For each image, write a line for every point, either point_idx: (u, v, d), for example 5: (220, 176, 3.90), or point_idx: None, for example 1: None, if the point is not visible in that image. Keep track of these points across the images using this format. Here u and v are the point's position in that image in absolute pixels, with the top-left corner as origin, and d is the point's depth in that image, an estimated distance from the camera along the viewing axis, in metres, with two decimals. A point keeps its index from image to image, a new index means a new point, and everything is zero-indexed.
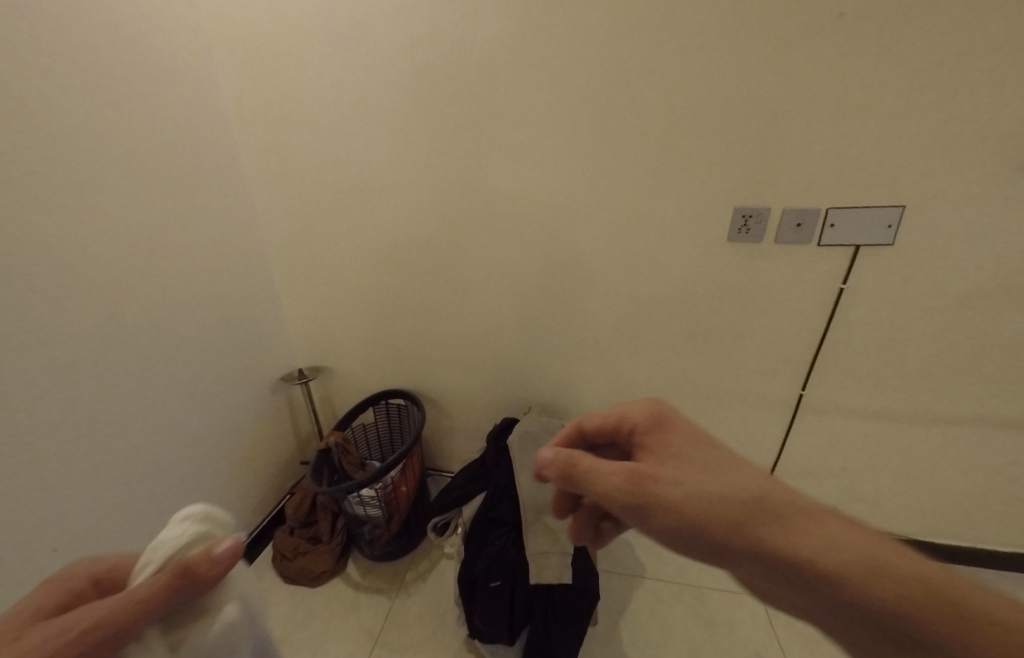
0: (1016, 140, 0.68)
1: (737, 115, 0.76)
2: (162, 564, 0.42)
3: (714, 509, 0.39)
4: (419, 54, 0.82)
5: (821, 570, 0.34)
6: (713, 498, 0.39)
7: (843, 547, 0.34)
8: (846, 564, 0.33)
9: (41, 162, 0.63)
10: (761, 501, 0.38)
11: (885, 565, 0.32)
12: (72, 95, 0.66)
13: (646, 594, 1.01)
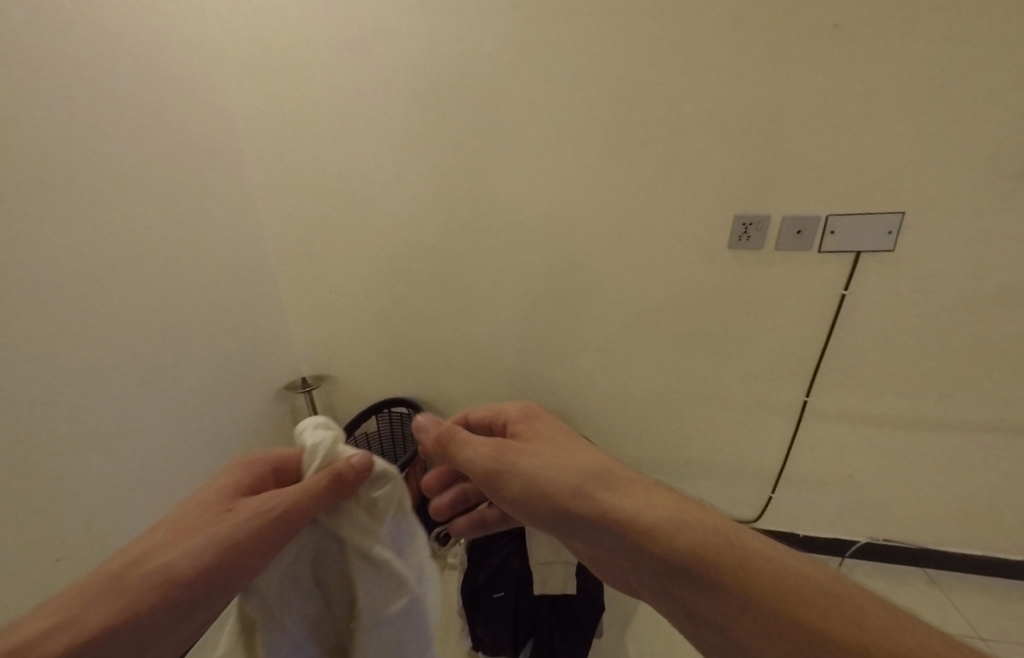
0: (1013, 146, 0.69)
1: (735, 124, 0.77)
2: (320, 466, 0.45)
3: (564, 477, 0.45)
4: (421, 70, 0.85)
5: (642, 531, 0.40)
6: (564, 469, 0.46)
7: (659, 511, 0.41)
8: (657, 524, 0.40)
9: (52, 175, 0.65)
10: (602, 471, 0.46)
11: (690, 525, 0.39)
12: (81, 109, 0.68)
13: None
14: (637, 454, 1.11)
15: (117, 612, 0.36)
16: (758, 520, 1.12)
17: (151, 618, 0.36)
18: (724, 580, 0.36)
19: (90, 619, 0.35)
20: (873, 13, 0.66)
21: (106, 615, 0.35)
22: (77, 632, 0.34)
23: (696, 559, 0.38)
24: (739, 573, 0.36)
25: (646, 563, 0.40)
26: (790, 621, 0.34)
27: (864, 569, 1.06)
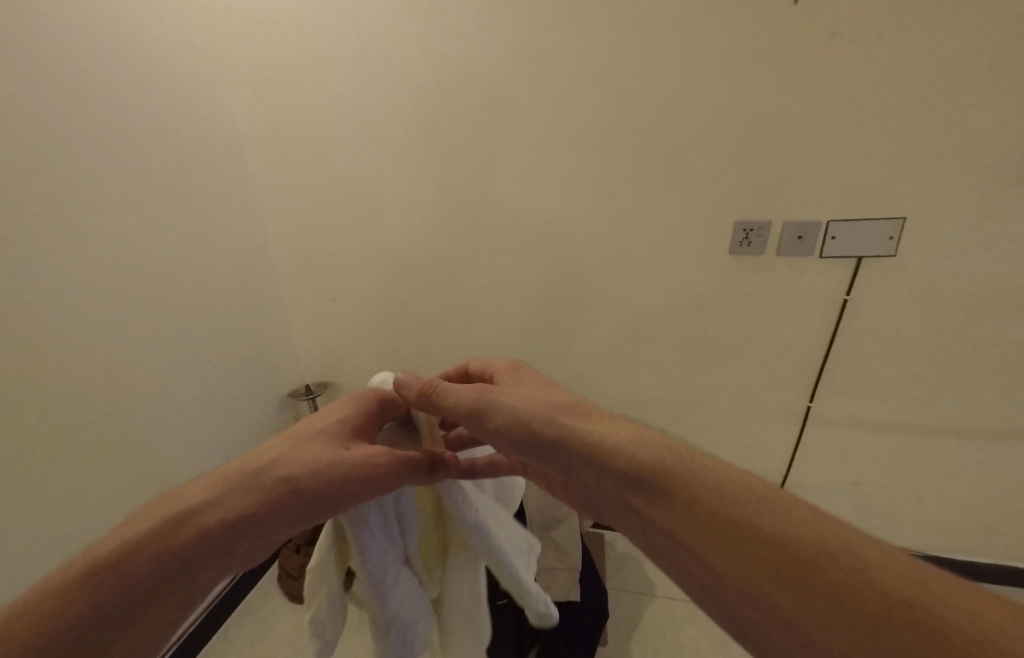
0: (1014, 151, 0.69)
1: (735, 132, 0.77)
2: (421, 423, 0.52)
3: (541, 411, 0.46)
4: (423, 82, 0.86)
5: (608, 452, 0.41)
6: (542, 404, 0.46)
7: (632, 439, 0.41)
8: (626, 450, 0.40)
9: (63, 191, 0.66)
10: (580, 407, 0.46)
11: (655, 448, 0.40)
12: (91, 124, 0.70)
13: (657, 612, 0.99)
14: None
15: (258, 501, 0.40)
16: None
17: (279, 512, 0.40)
18: (693, 502, 0.36)
19: (233, 507, 0.39)
20: (872, 21, 0.67)
21: (246, 503, 0.39)
22: (225, 514, 0.38)
23: (664, 483, 0.37)
24: (709, 496, 0.36)
25: (618, 489, 0.39)
26: (757, 544, 0.32)
27: None
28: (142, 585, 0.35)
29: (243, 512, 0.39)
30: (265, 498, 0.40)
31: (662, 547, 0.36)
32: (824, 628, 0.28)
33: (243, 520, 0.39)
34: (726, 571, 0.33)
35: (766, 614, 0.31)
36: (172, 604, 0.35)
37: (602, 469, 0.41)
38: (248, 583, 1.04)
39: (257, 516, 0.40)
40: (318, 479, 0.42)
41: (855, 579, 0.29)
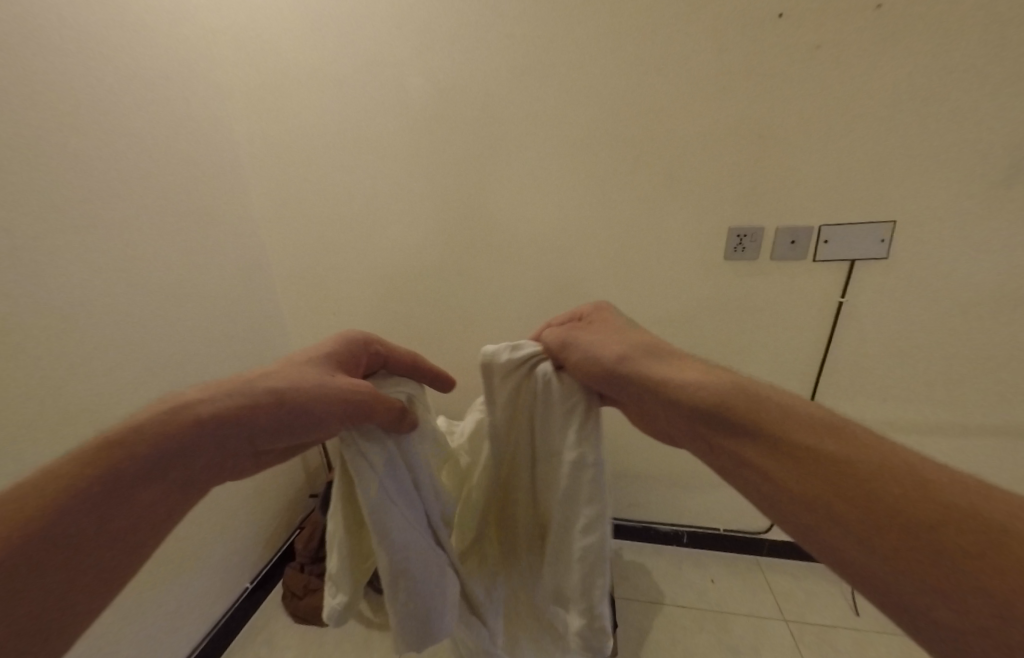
0: (996, 155, 0.71)
1: (726, 140, 0.79)
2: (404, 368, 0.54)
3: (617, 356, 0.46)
4: (418, 96, 0.87)
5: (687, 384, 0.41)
6: (620, 350, 0.46)
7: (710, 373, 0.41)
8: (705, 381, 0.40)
9: (62, 217, 0.67)
10: (656, 350, 0.46)
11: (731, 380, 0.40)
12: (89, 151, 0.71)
13: (667, 621, 0.98)
14: (644, 467, 1.11)
15: (250, 404, 0.39)
16: (770, 530, 1.10)
17: (267, 417, 0.39)
18: (769, 427, 0.36)
19: (223, 403, 0.38)
20: (854, 33, 0.69)
21: (237, 403, 0.38)
22: (216, 409, 0.37)
23: (736, 412, 0.38)
24: (781, 422, 0.36)
25: (693, 418, 0.39)
26: (822, 460, 0.33)
27: None
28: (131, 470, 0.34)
29: (233, 411, 0.38)
30: (253, 401, 0.39)
31: (733, 464, 0.37)
32: (887, 531, 0.30)
33: (234, 418, 0.38)
34: (799, 483, 0.33)
35: (832, 519, 0.32)
36: (157, 494, 0.35)
37: (676, 403, 0.40)
38: (249, 606, 1.02)
39: (249, 418, 0.38)
40: (309, 392, 0.41)
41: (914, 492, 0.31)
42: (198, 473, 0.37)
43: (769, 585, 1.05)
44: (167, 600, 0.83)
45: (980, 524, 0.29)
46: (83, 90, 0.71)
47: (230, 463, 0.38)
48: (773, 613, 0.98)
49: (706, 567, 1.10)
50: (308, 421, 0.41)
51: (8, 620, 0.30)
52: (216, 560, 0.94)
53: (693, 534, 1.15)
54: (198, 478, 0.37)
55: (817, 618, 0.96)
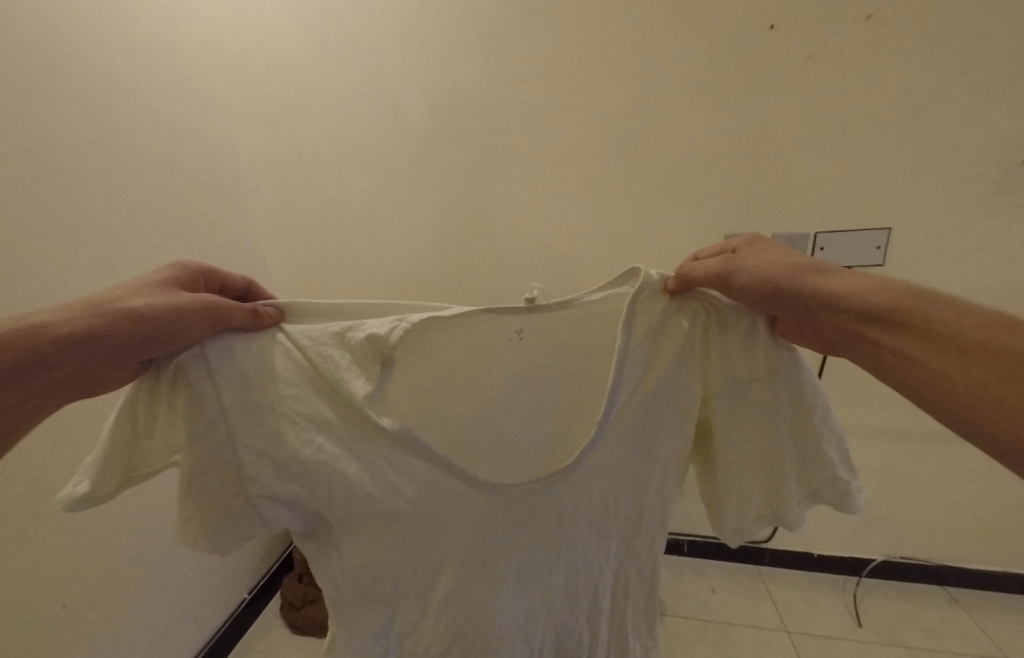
0: (989, 163, 0.71)
1: (721, 148, 0.80)
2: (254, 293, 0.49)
3: (771, 268, 0.42)
4: (418, 107, 0.88)
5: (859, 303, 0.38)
6: (773, 266, 0.42)
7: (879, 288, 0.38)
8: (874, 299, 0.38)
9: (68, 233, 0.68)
10: (811, 264, 0.42)
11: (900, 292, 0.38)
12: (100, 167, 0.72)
13: (667, 632, 0.96)
14: None
15: (88, 336, 0.37)
16: (771, 539, 1.09)
17: (123, 342, 0.38)
18: (948, 331, 0.34)
19: (64, 330, 0.36)
20: (847, 43, 0.70)
21: (80, 331, 0.36)
22: (70, 333, 0.36)
23: (908, 319, 0.36)
24: (969, 327, 0.34)
25: (860, 326, 0.38)
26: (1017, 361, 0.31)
27: (881, 588, 1.03)
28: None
29: (77, 339, 0.36)
30: (93, 333, 0.37)
31: (898, 371, 0.36)
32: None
33: (74, 349, 0.36)
34: (990, 384, 0.32)
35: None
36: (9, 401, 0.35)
37: (840, 314, 0.39)
38: (246, 616, 1.02)
39: (98, 344, 0.37)
40: (164, 319, 0.39)
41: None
42: (31, 399, 0.36)
43: (771, 596, 1.03)
44: (165, 610, 0.83)
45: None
46: (82, 105, 0.70)
47: (72, 390, 0.38)
48: (775, 625, 0.96)
49: (707, 577, 1.09)
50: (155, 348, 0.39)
51: None
52: (213, 570, 0.94)
53: (694, 543, 1.14)
54: (29, 406, 0.36)
55: (819, 629, 0.95)
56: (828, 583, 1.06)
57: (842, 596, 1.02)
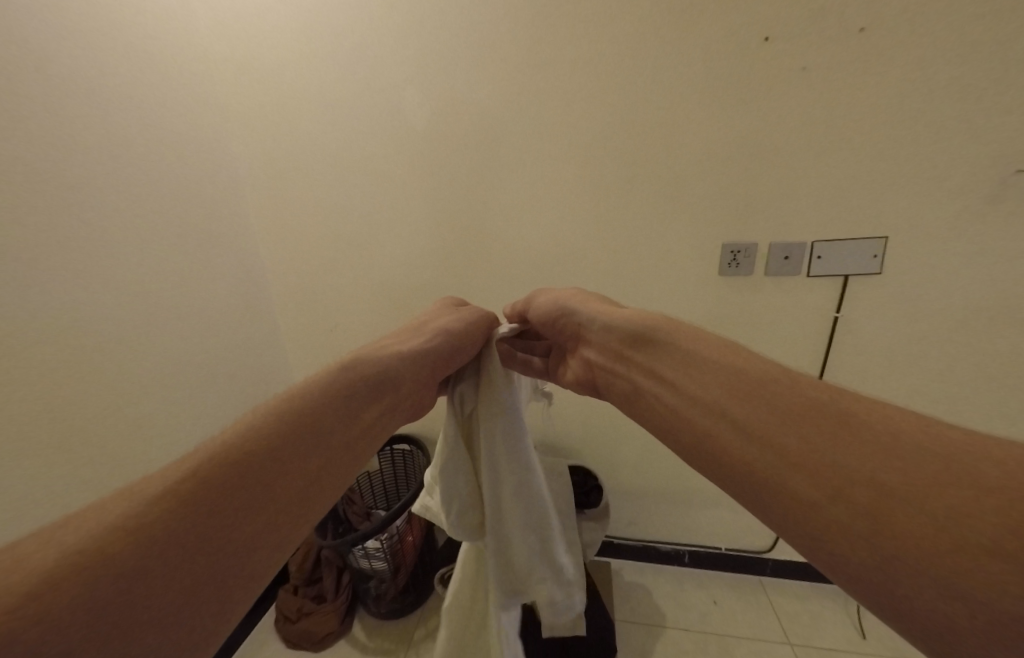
0: (985, 172, 0.72)
1: (719, 157, 0.80)
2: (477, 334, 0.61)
3: (558, 306, 0.54)
4: (418, 115, 0.89)
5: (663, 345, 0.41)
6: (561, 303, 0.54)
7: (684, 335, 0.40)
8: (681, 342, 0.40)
9: (62, 244, 0.68)
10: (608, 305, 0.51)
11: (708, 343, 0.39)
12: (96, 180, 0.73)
13: (668, 645, 0.95)
14: (644, 485, 1.10)
15: (408, 353, 0.46)
16: (773, 549, 1.08)
17: (432, 359, 0.48)
18: (693, 358, 0.38)
19: (395, 352, 0.45)
20: (839, 56, 0.71)
21: (408, 351, 0.46)
22: (398, 353, 0.45)
23: (659, 346, 0.41)
24: (715, 357, 0.37)
25: (624, 350, 0.44)
26: (756, 391, 0.33)
27: None
28: (330, 416, 0.36)
29: (410, 355, 0.46)
30: (415, 353, 0.46)
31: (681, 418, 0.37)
32: (817, 465, 0.27)
33: (405, 364, 0.45)
34: (731, 409, 0.33)
35: (763, 449, 0.30)
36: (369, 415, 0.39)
37: (605, 338, 0.46)
38: (240, 631, 1.00)
39: (419, 361, 0.46)
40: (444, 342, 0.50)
41: (855, 424, 0.28)
42: (384, 412, 0.41)
43: (773, 607, 1.02)
44: None
45: (976, 462, 0.25)
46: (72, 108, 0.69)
47: (400, 408, 0.43)
48: (778, 637, 0.95)
49: (708, 588, 1.08)
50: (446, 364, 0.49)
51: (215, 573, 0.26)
52: None
53: (695, 553, 1.12)
54: (380, 421, 0.40)
55: (823, 642, 0.94)
56: (830, 594, 1.05)
57: (845, 607, 1.01)
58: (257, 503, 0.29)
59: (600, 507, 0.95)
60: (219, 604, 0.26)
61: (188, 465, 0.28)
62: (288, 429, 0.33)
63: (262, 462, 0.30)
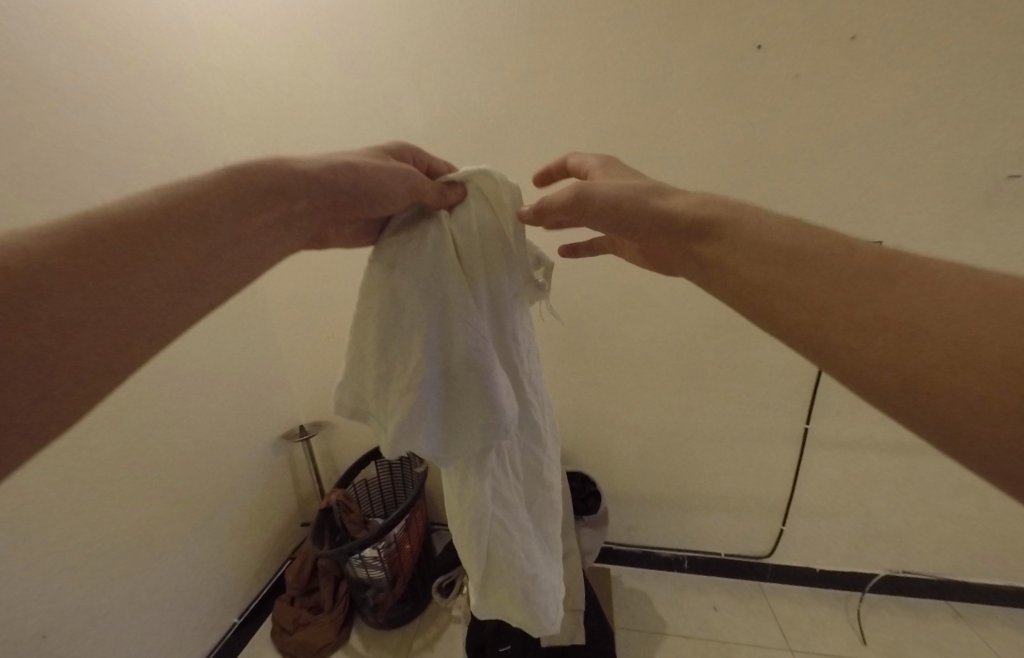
0: (978, 177, 0.72)
1: (714, 162, 0.81)
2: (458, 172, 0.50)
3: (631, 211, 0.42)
4: (418, 124, 0.90)
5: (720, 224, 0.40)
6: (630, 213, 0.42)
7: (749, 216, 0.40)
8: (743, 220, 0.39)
9: None
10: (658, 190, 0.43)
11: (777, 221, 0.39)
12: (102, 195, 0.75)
13: (666, 652, 0.95)
14: (643, 490, 1.10)
15: (310, 172, 0.38)
16: (772, 554, 1.08)
17: (336, 190, 0.39)
18: (751, 240, 0.38)
19: (293, 165, 0.38)
20: (832, 63, 0.71)
21: (310, 170, 0.38)
22: (296, 169, 0.38)
23: (720, 229, 0.40)
24: (771, 236, 0.38)
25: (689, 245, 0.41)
26: (807, 266, 0.35)
27: (884, 603, 1.02)
28: (211, 208, 0.35)
29: (310, 176, 0.38)
30: (315, 174, 0.38)
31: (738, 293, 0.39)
32: (872, 324, 0.31)
33: (295, 188, 0.38)
34: (794, 288, 0.35)
35: (828, 321, 0.33)
36: (262, 222, 0.37)
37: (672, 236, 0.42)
38: (238, 641, 0.99)
39: (322, 185, 0.38)
40: (366, 169, 0.39)
41: (901, 284, 0.31)
42: (275, 224, 0.37)
43: (772, 613, 1.02)
44: (150, 635, 0.81)
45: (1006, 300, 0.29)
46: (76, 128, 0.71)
47: (295, 228, 0.38)
48: (777, 643, 0.95)
49: (707, 594, 1.07)
50: (357, 203, 0.39)
51: (104, 333, 0.30)
52: (202, 593, 0.92)
53: (694, 558, 1.12)
54: (273, 230, 0.37)
55: (822, 648, 0.93)
56: (830, 599, 1.04)
57: (844, 612, 1.01)
58: (122, 273, 0.31)
59: (598, 513, 0.95)
60: (115, 346, 0.31)
61: (52, 237, 0.30)
62: (161, 213, 0.33)
63: (138, 237, 0.32)
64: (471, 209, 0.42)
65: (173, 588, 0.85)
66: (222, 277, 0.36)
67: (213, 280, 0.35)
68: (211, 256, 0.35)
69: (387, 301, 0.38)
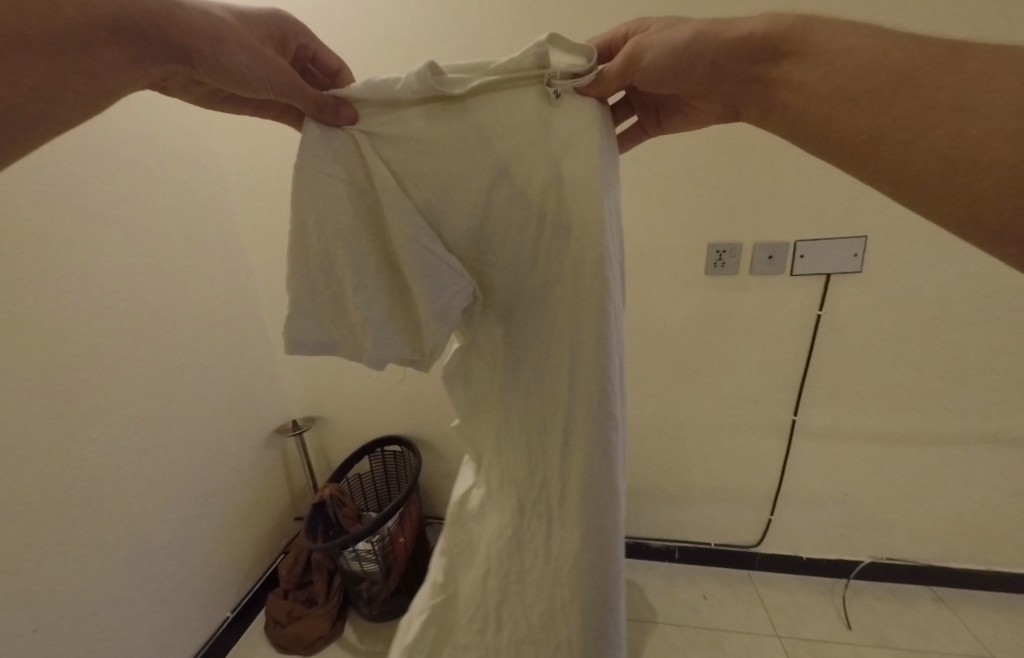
0: None
1: (705, 160, 0.80)
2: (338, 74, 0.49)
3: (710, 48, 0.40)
4: None
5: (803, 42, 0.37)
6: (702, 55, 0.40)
7: (845, 33, 0.36)
8: (834, 31, 0.36)
9: (53, 252, 0.68)
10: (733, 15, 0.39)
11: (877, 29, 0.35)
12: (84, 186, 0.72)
13: (658, 640, 0.96)
14: (634, 482, 1.11)
15: (166, 15, 0.37)
16: (761, 543, 1.10)
17: (189, 48, 0.38)
18: (829, 53, 0.36)
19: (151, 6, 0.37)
20: None
21: (165, 17, 0.37)
22: (152, 9, 0.37)
23: (798, 51, 0.37)
24: (866, 50, 0.35)
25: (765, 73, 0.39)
26: (874, 70, 0.34)
27: (870, 589, 1.04)
28: (57, 27, 0.35)
29: (163, 25, 0.37)
30: (168, 18, 0.37)
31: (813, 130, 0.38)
32: (945, 114, 0.32)
33: (148, 29, 0.37)
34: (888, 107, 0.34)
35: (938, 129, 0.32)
36: (111, 55, 0.36)
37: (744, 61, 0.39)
38: (229, 636, 0.99)
39: (177, 40, 0.37)
40: (226, 39, 0.38)
41: (967, 69, 0.32)
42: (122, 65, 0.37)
43: (762, 601, 1.04)
44: (140, 632, 0.80)
45: None
46: None
47: (147, 74, 0.38)
48: (766, 630, 0.97)
49: (698, 583, 1.09)
50: (219, 80, 0.40)
51: None
52: (194, 589, 0.91)
53: (685, 549, 1.14)
54: (122, 70, 0.37)
55: (809, 633, 0.95)
56: (817, 586, 1.07)
57: (831, 599, 1.03)
58: None
59: None
60: None
61: None
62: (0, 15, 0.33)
63: None
64: (417, 122, 0.38)
65: (163, 584, 0.84)
66: (63, 98, 0.36)
67: (67, 102, 0.37)
68: (64, 82, 0.36)
69: (328, 226, 0.38)
